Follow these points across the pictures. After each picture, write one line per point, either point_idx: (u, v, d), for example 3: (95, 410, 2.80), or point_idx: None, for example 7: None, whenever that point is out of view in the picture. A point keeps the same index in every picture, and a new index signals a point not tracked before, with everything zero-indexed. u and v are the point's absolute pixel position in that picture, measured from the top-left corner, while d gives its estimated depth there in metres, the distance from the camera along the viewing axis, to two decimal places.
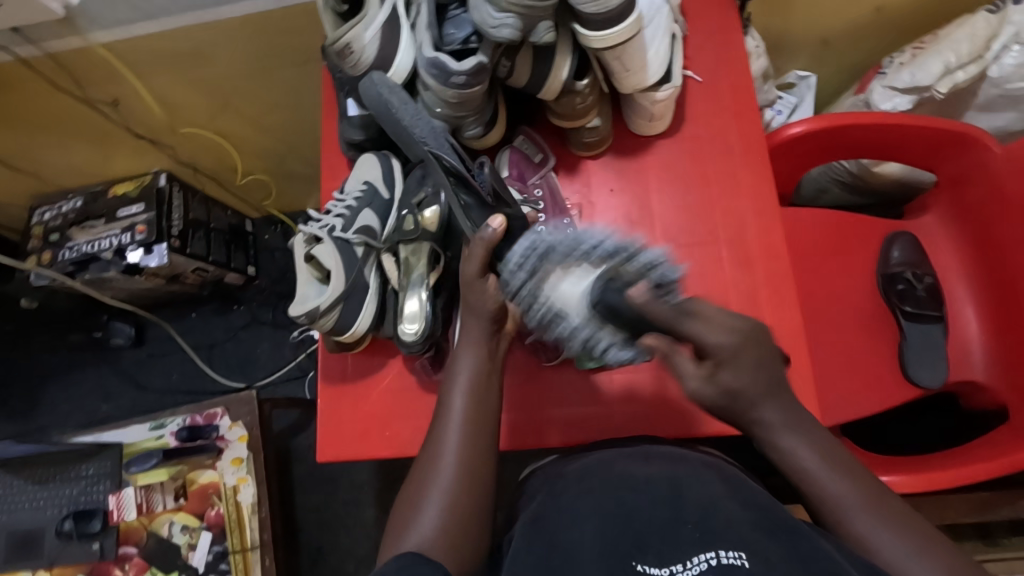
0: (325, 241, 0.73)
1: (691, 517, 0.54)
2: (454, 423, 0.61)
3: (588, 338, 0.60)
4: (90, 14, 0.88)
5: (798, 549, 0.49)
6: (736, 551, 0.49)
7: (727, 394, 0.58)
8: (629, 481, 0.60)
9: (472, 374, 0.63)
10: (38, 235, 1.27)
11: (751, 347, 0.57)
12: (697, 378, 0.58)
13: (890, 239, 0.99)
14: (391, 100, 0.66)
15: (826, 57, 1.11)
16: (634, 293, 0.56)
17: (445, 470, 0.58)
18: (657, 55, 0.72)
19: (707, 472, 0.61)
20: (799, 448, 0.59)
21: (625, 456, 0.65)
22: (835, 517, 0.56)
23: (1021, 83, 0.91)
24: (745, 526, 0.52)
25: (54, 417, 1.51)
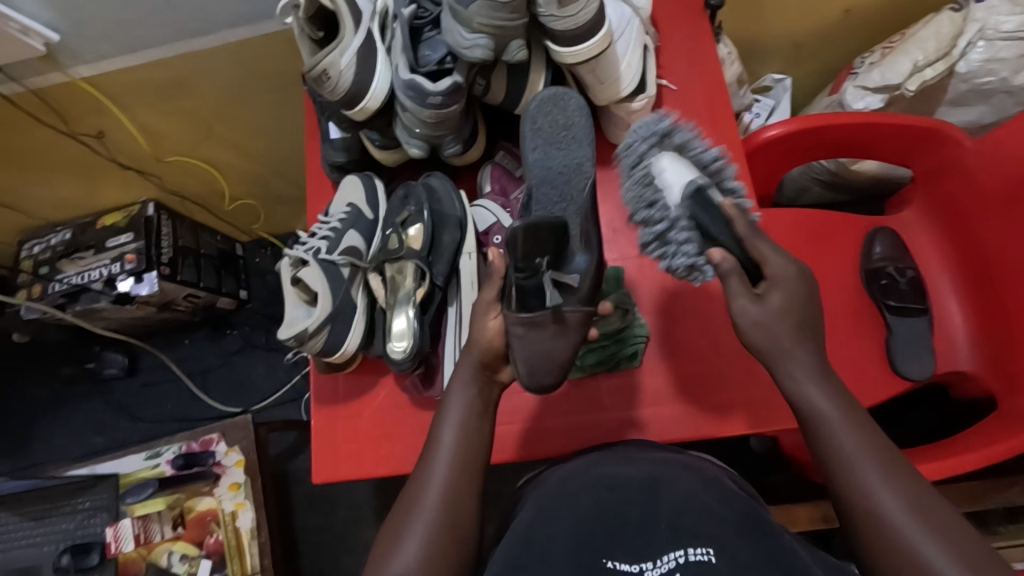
0: (311, 263, 0.73)
1: (666, 513, 0.56)
2: (442, 458, 0.61)
3: (670, 224, 0.63)
4: (72, 50, 0.89)
5: (766, 547, 0.51)
6: (704, 548, 0.51)
7: (770, 316, 0.60)
8: (606, 480, 0.61)
9: (464, 413, 0.63)
10: (28, 269, 1.28)
11: (806, 283, 0.61)
12: (746, 298, 0.60)
13: (871, 235, 1.01)
14: (543, 132, 0.69)
15: (798, 61, 1.14)
16: (728, 205, 0.62)
17: (430, 503, 0.58)
18: (630, 68, 0.73)
19: (689, 472, 0.62)
20: (830, 404, 0.58)
21: (608, 459, 0.65)
22: (855, 488, 0.55)
23: (989, 77, 0.93)
24: (720, 525, 0.54)
25: (49, 451, 1.50)
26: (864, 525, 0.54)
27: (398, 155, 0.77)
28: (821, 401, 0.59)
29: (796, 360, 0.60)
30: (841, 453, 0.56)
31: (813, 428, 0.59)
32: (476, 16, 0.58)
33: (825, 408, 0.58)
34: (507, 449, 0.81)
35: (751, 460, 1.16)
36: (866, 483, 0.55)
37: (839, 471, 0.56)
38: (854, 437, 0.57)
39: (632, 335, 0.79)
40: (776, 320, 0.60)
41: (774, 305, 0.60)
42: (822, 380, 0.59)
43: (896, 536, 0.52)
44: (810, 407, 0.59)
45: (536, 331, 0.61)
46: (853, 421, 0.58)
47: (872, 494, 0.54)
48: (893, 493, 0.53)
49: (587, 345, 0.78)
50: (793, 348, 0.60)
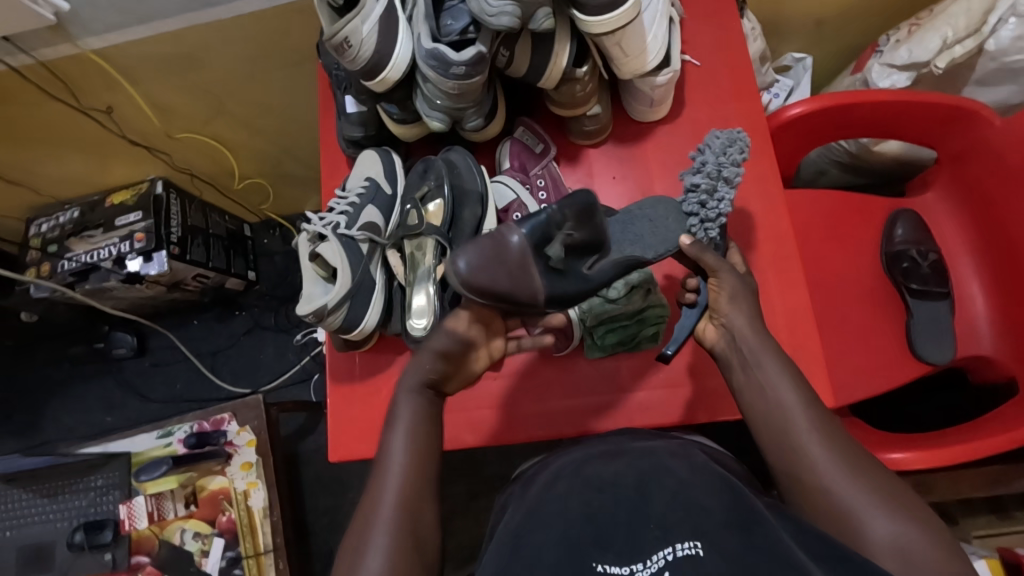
0: (330, 237, 0.72)
1: (655, 513, 0.56)
2: (395, 467, 0.58)
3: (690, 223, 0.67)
4: (81, 20, 0.87)
5: (758, 540, 0.50)
6: (693, 542, 0.52)
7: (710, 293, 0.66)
8: (593, 480, 0.61)
9: (412, 421, 0.61)
10: (36, 247, 1.27)
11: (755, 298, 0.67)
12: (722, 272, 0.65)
13: (892, 218, 0.99)
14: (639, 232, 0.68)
15: (821, 39, 1.11)
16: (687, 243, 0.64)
17: (385, 509, 0.56)
18: (656, 40, 0.72)
19: (676, 458, 0.63)
20: (794, 396, 0.60)
21: (592, 453, 0.66)
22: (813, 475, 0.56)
23: (1019, 55, 0.91)
24: (710, 520, 0.53)
25: (59, 429, 1.51)
26: (796, 470, 0.57)
27: (415, 129, 0.76)
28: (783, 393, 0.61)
29: (740, 321, 0.64)
30: (779, 406, 0.60)
31: (755, 384, 0.62)
32: None
33: (768, 363, 0.62)
34: (522, 429, 0.80)
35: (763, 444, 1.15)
36: (823, 471, 0.55)
37: (776, 421, 0.60)
38: (795, 391, 0.60)
39: (653, 314, 0.76)
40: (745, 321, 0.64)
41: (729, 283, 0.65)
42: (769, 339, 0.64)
43: (825, 478, 0.55)
44: (756, 370, 0.62)
45: (497, 245, 0.58)
46: (795, 379, 0.61)
47: (804, 442, 0.58)
48: (825, 439, 0.57)
49: (608, 324, 0.77)
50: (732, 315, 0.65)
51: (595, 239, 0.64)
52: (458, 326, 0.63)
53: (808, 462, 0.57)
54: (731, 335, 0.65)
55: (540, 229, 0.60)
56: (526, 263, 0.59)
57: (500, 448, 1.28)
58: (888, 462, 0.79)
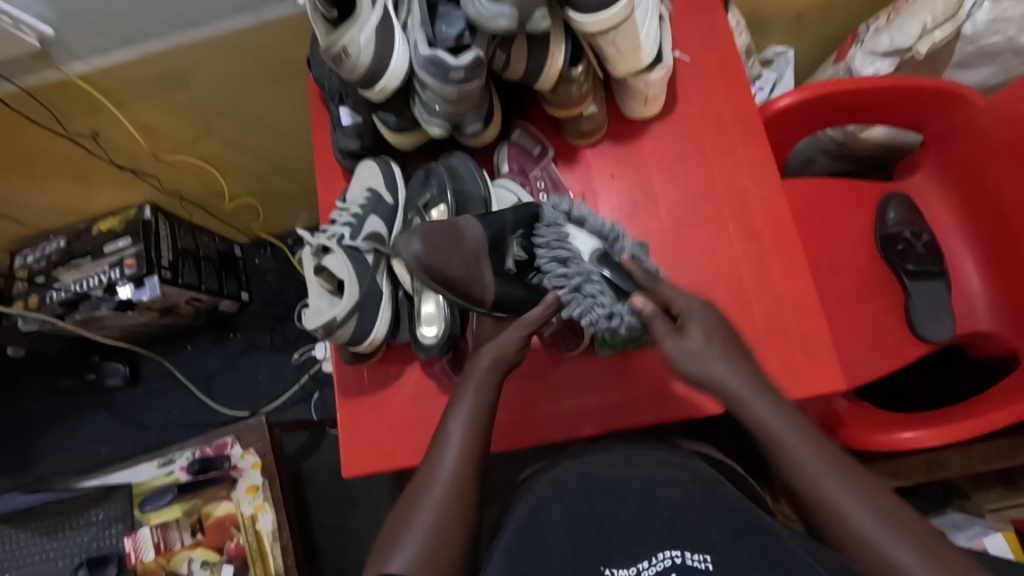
0: (335, 249, 0.71)
1: (662, 514, 0.62)
2: (443, 467, 0.61)
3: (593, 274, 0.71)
4: (66, 44, 0.86)
5: (764, 551, 0.56)
6: (701, 554, 0.57)
7: (688, 351, 0.63)
8: (601, 484, 0.66)
9: (468, 420, 0.64)
10: (24, 279, 1.24)
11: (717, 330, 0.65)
12: (670, 335, 0.64)
13: (885, 201, 1.00)
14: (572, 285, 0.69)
15: (801, 31, 1.13)
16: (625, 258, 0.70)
17: (418, 525, 0.58)
18: (649, 37, 0.72)
19: (681, 473, 0.66)
20: (786, 426, 0.59)
21: (604, 458, 0.69)
22: (831, 516, 0.55)
23: (996, 38, 0.93)
24: (715, 527, 0.59)
25: (52, 464, 1.47)
26: (817, 520, 0.56)
27: (414, 137, 0.75)
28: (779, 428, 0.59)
29: (738, 381, 0.62)
30: (783, 446, 0.58)
31: (766, 443, 0.60)
32: None
33: (769, 424, 0.59)
34: (535, 433, 0.80)
35: None
36: (843, 511, 0.54)
37: (792, 477, 0.58)
38: (806, 446, 0.58)
39: None
40: (706, 350, 0.63)
41: (696, 337, 0.63)
42: (770, 396, 0.61)
43: (853, 534, 0.53)
44: (764, 428, 0.59)
45: (451, 232, 0.63)
46: (800, 433, 0.59)
47: (825, 497, 0.55)
48: (845, 493, 0.55)
49: None
50: (725, 372, 0.62)
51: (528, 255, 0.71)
52: (509, 348, 0.68)
53: (825, 504, 0.55)
54: (728, 405, 0.62)
55: (495, 233, 0.68)
56: (478, 253, 0.64)
57: (506, 453, 1.27)
58: (900, 442, 0.80)
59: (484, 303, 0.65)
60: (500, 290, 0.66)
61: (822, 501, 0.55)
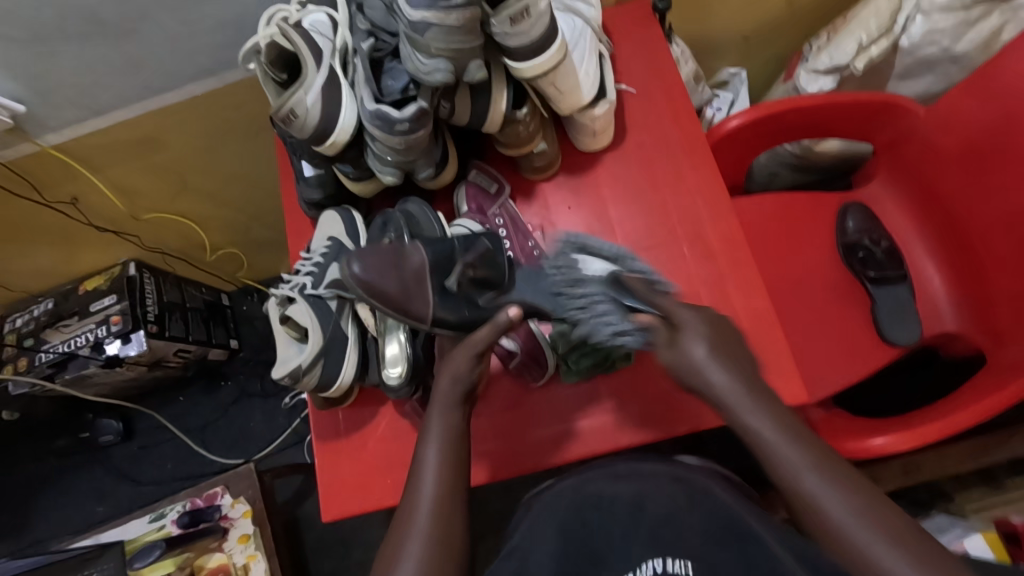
0: (298, 300, 0.75)
1: (648, 525, 0.64)
2: (428, 478, 0.61)
3: (592, 306, 0.68)
4: (39, 118, 0.90)
5: (745, 556, 0.59)
6: (682, 561, 0.60)
7: (682, 358, 0.60)
8: (593, 498, 0.68)
9: (445, 437, 0.63)
10: (12, 343, 1.27)
11: (713, 326, 0.61)
12: (665, 348, 0.61)
13: (843, 210, 1.03)
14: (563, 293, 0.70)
15: (750, 53, 1.17)
16: (631, 280, 0.67)
17: (412, 543, 0.56)
18: (588, 75, 0.76)
19: (675, 484, 0.67)
20: (771, 425, 0.55)
21: (602, 474, 0.70)
22: (805, 498, 0.52)
23: (932, 48, 0.97)
24: (698, 536, 0.62)
25: (50, 526, 1.47)
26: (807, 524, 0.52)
27: (373, 185, 0.78)
28: (762, 425, 0.56)
29: (729, 386, 0.57)
30: (756, 433, 0.55)
31: (756, 451, 0.56)
32: (432, 41, 0.60)
33: (765, 430, 0.55)
34: (512, 465, 0.80)
35: (757, 447, 1.16)
36: (824, 502, 0.51)
37: (778, 474, 0.54)
38: (795, 448, 0.54)
39: None
40: (696, 350, 0.59)
41: (687, 349, 0.59)
42: (767, 402, 0.57)
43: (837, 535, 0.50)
44: (753, 436, 0.56)
45: (395, 256, 0.64)
46: (790, 437, 0.54)
47: (814, 495, 0.52)
48: (830, 487, 0.51)
49: (581, 349, 0.76)
50: (720, 378, 0.58)
51: (490, 276, 0.70)
52: (460, 369, 0.66)
53: (806, 496, 0.52)
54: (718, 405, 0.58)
55: (441, 257, 0.68)
56: (420, 275, 0.65)
57: (500, 484, 1.26)
58: (873, 448, 0.81)
59: (422, 319, 0.65)
60: (440, 309, 0.65)
61: (802, 490, 0.53)
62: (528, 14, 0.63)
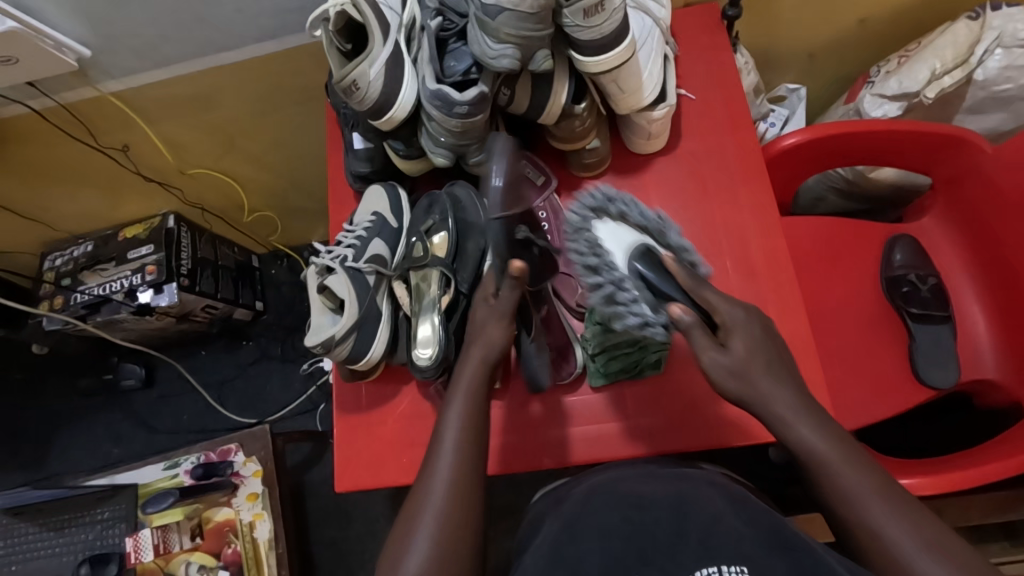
0: (337, 271, 0.75)
1: (694, 531, 0.58)
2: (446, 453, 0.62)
3: (619, 282, 0.61)
4: (103, 64, 0.92)
5: (798, 562, 0.54)
6: (737, 566, 0.54)
7: (737, 366, 0.61)
8: (633, 497, 0.64)
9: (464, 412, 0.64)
10: (51, 281, 1.30)
11: (757, 322, 0.63)
12: (713, 349, 0.61)
13: (892, 242, 1.00)
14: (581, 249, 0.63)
15: (813, 70, 1.14)
16: (670, 261, 0.62)
17: (426, 516, 0.58)
18: (652, 77, 0.75)
19: (713, 488, 0.64)
20: (822, 441, 0.59)
21: (629, 475, 0.69)
22: (862, 520, 0.55)
23: (1007, 85, 0.94)
24: (749, 540, 0.56)
25: (66, 461, 1.51)
26: (862, 545, 0.55)
27: (420, 165, 0.78)
28: (814, 440, 0.59)
29: (778, 400, 0.61)
30: (813, 455, 0.59)
31: (811, 465, 0.59)
32: (503, 27, 0.59)
33: (823, 450, 0.58)
34: (527, 459, 0.80)
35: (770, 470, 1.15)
36: (884, 530, 0.54)
37: (837, 500, 0.57)
38: (858, 474, 0.57)
39: (655, 344, 0.75)
40: (748, 357, 0.61)
41: (737, 350, 0.61)
42: (810, 417, 0.60)
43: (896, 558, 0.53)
44: (808, 449, 0.59)
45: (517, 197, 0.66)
46: (852, 460, 0.58)
47: (874, 522, 0.55)
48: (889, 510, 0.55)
49: (610, 353, 0.77)
50: (770, 391, 0.61)
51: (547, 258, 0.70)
52: (492, 337, 0.68)
53: (868, 528, 0.55)
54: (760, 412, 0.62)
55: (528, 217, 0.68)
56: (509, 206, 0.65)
57: (507, 477, 1.27)
58: (895, 489, 0.79)
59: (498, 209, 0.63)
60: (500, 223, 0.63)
61: (858, 516, 0.56)
62: (603, 8, 0.62)
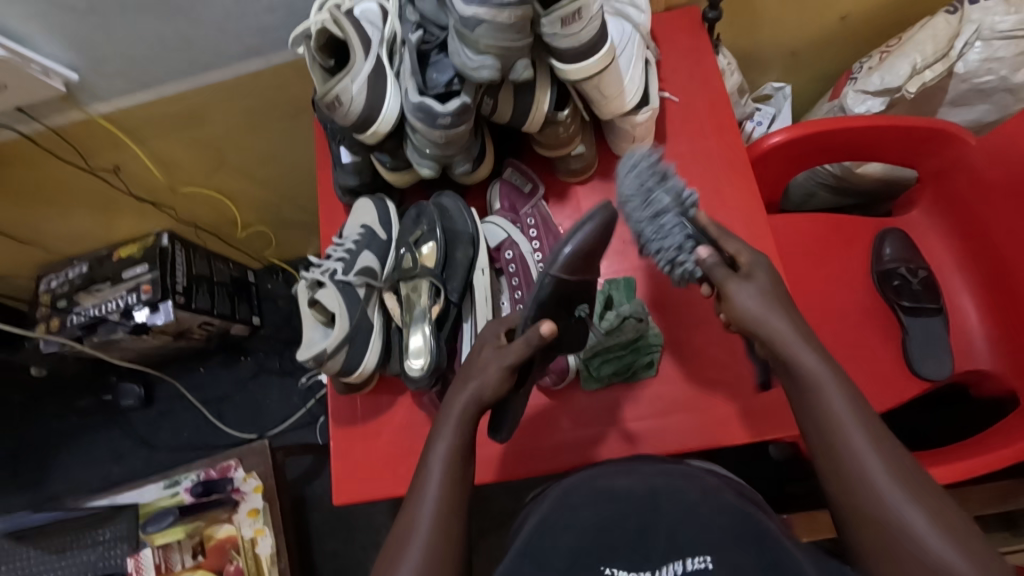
0: (328, 284, 0.76)
1: (665, 524, 0.60)
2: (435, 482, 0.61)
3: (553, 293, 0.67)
4: (91, 87, 0.92)
5: (763, 553, 0.56)
6: (702, 557, 0.57)
7: (752, 306, 0.64)
8: (609, 494, 0.64)
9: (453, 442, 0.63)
10: (46, 303, 1.30)
11: (772, 278, 0.66)
12: (736, 282, 0.65)
13: (881, 236, 1.00)
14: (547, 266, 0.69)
15: (797, 68, 1.15)
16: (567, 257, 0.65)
17: (414, 548, 0.57)
18: (633, 81, 0.75)
19: (689, 480, 0.64)
20: (819, 371, 0.61)
21: (615, 468, 0.67)
22: (860, 468, 0.57)
23: (988, 76, 0.94)
24: (718, 530, 0.59)
25: (68, 482, 1.51)
26: (854, 505, 0.57)
27: (408, 176, 0.79)
28: (817, 365, 0.61)
29: (788, 332, 0.63)
30: (815, 380, 0.61)
31: (811, 391, 0.61)
32: (482, 38, 0.60)
33: (822, 377, 0.61)
34: (523, 464, 0.80)
35: (769, 467, 1.15)
36: (877, 481, 0.56)
37: (832, 429, 0.60)
38: (851, 411, 0.59)
39: (647, 344, 0.79)
40: (756, 297, 0.64)
41: (748, 297, 0.64)
42: (839, 381, 0.61)
43: (881, 505, 0.55)
44: (813, 378, 0.61)
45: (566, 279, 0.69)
46: (870, 431, 0.58)
47: (863, 470, 0.57)
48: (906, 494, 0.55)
49: (602, 355, 0.78)
50: (781, 326, 0.63)
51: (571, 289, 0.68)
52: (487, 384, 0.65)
53: (859, 473, 0.57)
54: (773, 348, 0.63)
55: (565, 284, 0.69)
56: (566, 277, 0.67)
57: (506, 483, 1.27)
58: None
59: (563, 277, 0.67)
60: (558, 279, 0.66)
61: (857, 470, 0.57)
62: (580, 16, 0.63)
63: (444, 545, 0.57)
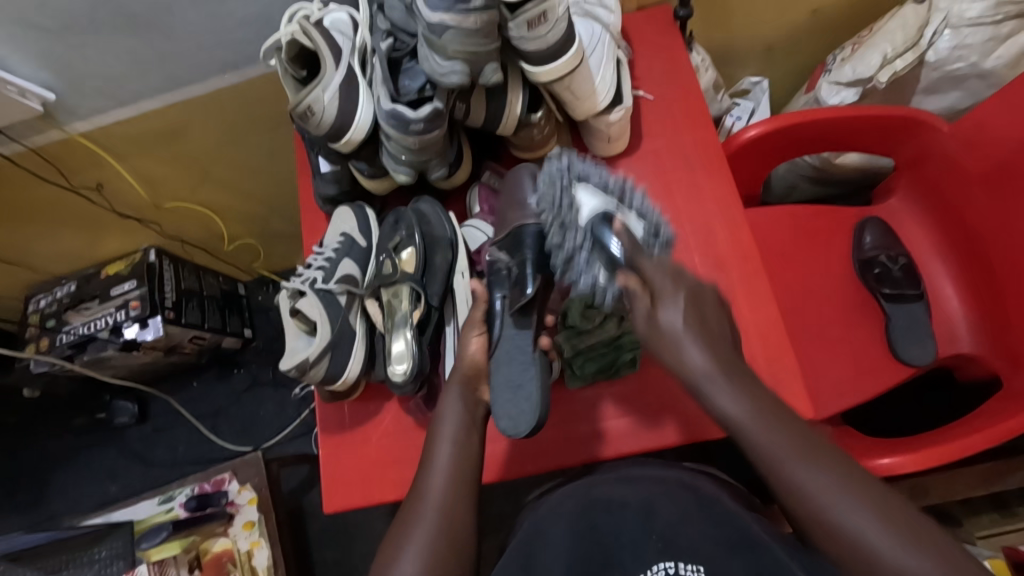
0: (309, 293, 0.76)
1: (658, 529, 0.62)
2: (434, 486, 0.62)
3: (573, 250, 0.65)
4: (69, 106, 0.93)
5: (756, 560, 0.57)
6: (694, 565, 0.58)
7: (660, 327, 0.59)
8: (605, 502, 0.67)
9: (453, 444, 0.65)
10: (35, 323, 1.30)
11: (690, 290, 0.60)
12: (656, 310, 0.59)
13: (861, 225, 1.01)
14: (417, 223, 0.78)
15: (773, 63, 1.16)
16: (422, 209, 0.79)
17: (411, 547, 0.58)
18: (604, 81, 0.76)
19: (684, 489, 0.67)
20: (744, 407, 0.57)
21: (610, 477, 0.71)
22: (802, 504, 0.54)
23: (959, 63, 0.95)
24: (710, 545, 0.60)
25: (65, 502, 1.50)
26: (811, 531, 0.54)
27: (387, 183, 0.79)
28: (738, 409, 0.58)
29: (708, 373, 0.58)
30: (733, 421, 0.57)
31: (733, 434, 0.58)
32: (449, 43, 0.60)
33: (741, 415, 0.57)
34: (513, 464, 0.80)
35: None
36: (809, 491, 0.54)
37: (760, 460, 0.57)
38: (782, 437, 0.56)
39: (629, 341, 0.77)
40: (679, 320, 0.59)
41: (668, 317, 0.59)
42: (735, 385, 0.58)
43: (835, 526, 0.52)
44: (730, 420, 0.58)
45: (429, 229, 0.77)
46: (779, 422, 0.57)
47: (804, 489, 0.54)
48: (823, 472, 0.54)
49: (584, 354, 0.77)
50: (690, 353, 0.58)
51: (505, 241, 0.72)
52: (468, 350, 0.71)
53: (794, 488, 0.55)
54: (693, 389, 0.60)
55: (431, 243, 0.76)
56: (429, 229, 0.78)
57: (504, 484, 1.27)
58: (878, 468, 0.80)
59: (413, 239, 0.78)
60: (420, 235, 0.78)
61: (802, 496, 0.54)
62: (547, 19, 0.63)
63: (448, 542, 0.59)
